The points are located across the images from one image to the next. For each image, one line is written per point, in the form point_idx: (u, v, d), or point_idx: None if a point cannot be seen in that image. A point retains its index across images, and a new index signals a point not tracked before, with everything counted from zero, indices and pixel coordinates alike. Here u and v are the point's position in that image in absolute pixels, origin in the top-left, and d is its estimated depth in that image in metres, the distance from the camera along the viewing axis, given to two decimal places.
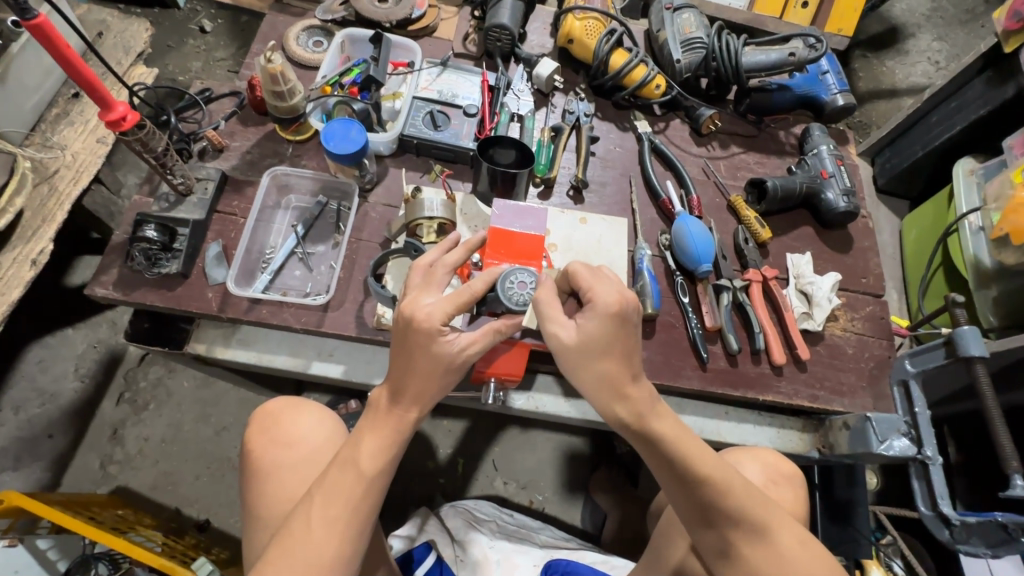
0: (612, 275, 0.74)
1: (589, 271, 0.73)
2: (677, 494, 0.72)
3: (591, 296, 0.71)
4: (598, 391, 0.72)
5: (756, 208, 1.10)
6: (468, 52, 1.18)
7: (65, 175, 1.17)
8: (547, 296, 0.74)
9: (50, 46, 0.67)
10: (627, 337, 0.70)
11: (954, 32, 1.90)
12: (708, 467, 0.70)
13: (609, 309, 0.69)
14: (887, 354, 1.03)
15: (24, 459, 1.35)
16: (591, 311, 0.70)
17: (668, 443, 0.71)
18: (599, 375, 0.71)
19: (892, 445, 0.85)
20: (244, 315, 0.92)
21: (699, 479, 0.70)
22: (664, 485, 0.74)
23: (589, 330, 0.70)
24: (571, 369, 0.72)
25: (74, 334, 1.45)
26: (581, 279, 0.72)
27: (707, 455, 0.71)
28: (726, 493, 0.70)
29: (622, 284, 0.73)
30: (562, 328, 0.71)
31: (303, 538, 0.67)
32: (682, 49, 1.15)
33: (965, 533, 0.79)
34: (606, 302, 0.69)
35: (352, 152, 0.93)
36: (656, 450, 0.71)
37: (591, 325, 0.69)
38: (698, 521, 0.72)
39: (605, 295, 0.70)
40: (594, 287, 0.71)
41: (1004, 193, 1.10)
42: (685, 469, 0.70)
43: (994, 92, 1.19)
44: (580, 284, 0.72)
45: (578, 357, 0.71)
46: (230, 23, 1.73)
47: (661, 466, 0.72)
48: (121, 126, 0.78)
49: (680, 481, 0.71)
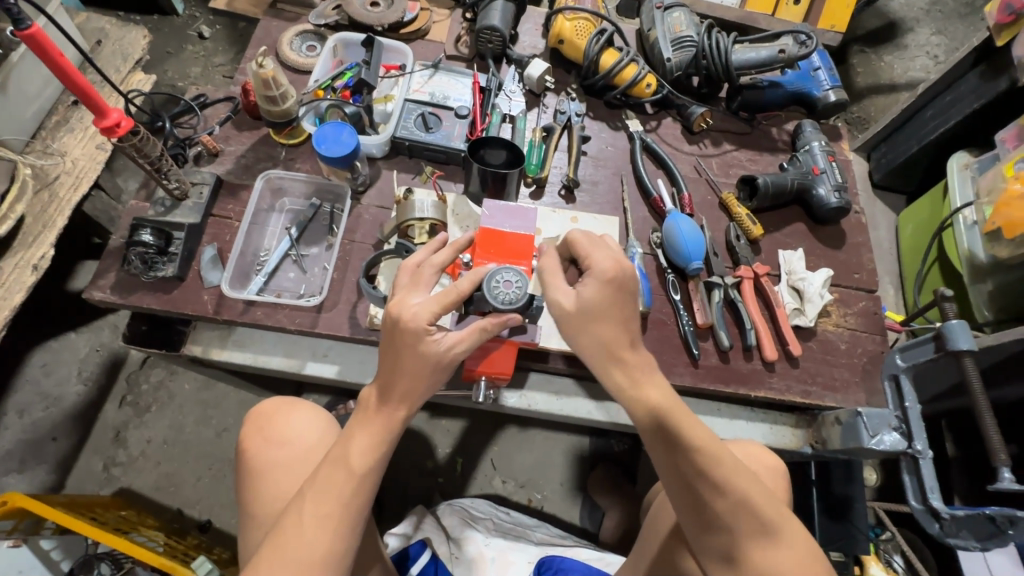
0: (611, 244, 0.77)
1: (587, 239, 0.75)
2: (681, 486, 0.71)
3: (590, 264, 0.73)
4: (596, 357, 0.73)
5: (748, 205, 1.10)
6: (460, 54, 1.19)
7: (66, 182, 1.19)
8: (551, 265, 0.77)
9: (44, 55, 0.68)
10: (625, 303, 0.73)
11: (953, 26, 1.89)
12: (705, 449, 0.70)
13: (606, 275, 0.72)
14: (880, 349, 1.03)
15: (29, 462, 1.37)
16: (590, 278, 0.73)
17: (666, 417, 0.71)
18: (597, 340, 0.73)
19: (882, 440, 0.85)
20: (239, 317, 0.93)
21: (699, 465, 0.70)
22: (664, 475, 0.73)
23: (587, 296, 0.72)
24: (571, 334, 0.74)
25: (77, 338, 1.47)
26: (578, 247, 0.75)
27: (704, 438, 0.71)
28: (730, 480, 0.69)
29: (621, 252, 0.76)
30: (563, 295, 0.74)
31: (293, 537, 0.68)
32: (672, 47, 1.16)
33: (954, 527, 0.80)
34: (603, 269, 0.72)
35: (344, 155, 0.95)
36: (666, 437, 0.71)
37: (590, 290, 0.72)
38: (698, 517, 0.71)
39: (603, 262, 0.73)
40: (591, 254, 0.73)
41: (997, 186, 1.10)
42: (684, 453, 0.70)
43: (987, 86, 1.19)
44: (578, 251, 0.75)
45: (577, 322, 0.73)
46: (229, 29, 1.76)
47: (670, 455, 0.71)
48: (115, 133, 0.79)
49: (680, 466, 0.71)
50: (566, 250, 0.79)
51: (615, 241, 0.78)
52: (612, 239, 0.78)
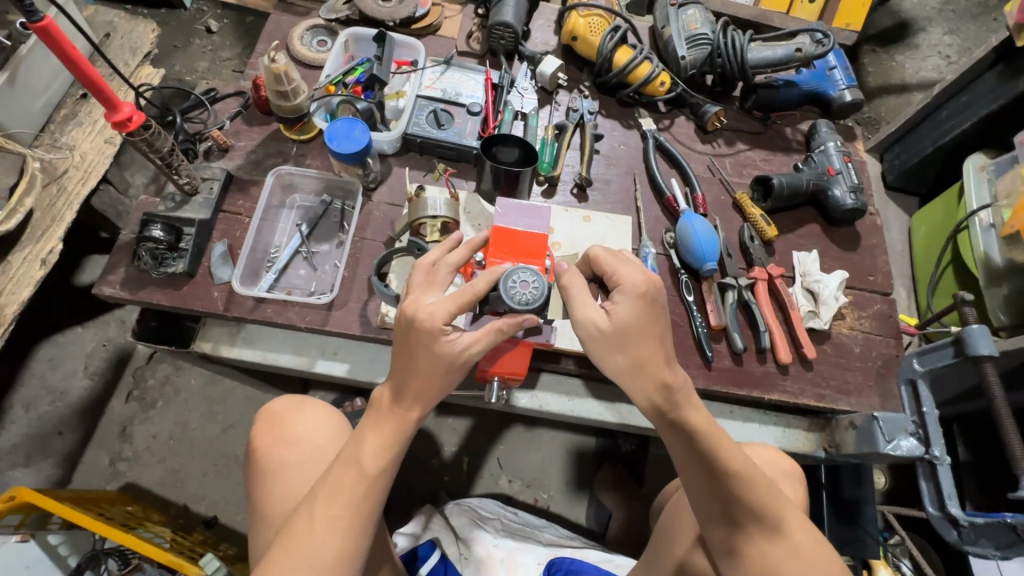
0: (633, 259, 0.77)
1: (612, 255, 0.75)
2: (699, 486, 0.72)
3: (619, 279, 0.73)
4: (631, 376, 0.72)
5: (762, 206, 1.09)
6: (472, 50, 1.18)
7: (74, 175, 1.18)
8: (577, 281, 0.74)
9: (57, 47, 0.67)
10: (658, 318, 0.72)
11: (965, 25, 1.87)
12: (733, 460, 0.70)
13: (638, 289, 0.72)
14: (895, 352, 1.02)
15: (35, 456, 1.37)
16: (622, 293, 0.72)
17: (698, 432, 0.71)
18: (633, 359, 0.71)
19: (899, 445, 0.83)
20: (249, 314, 0.92)
21: (726, 473, 0.69)
22: (685, 476, 0.73)
23: (622, 312, 0.71)
24: (603, 354, 0.72)
25: (84, 332, 1.46)
26: (606, 263, 0.74)
27: (732, 449, 0.71)
28: (746, 480, 0.70)
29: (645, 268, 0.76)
30: (595, 312, 0.72)
31: (305, 536, 0.67)
32: (687, 45, 1.14)
33: (973, 535, 0.80)
34: (634, 284, 0.72)
35: (356, 152, 0.94)
36: (686, 439, 0.71)
37: (624, 307, 0.71)
38: (714, 514, 0.71)
39: (633, 276, 0.72)
40: (621, 270, 0.73)
41: (1016, 189, 1.09)
42: (711, 458, 0.70)
43: (1005, 87, 1.18)
44: (605, 267, 0.74)
45: (612, 340, 0.71)
46: (236, 23, 1.74)
47: (688, 456, 0.72)
48: (127, 127, 0.78)
49: (706, 473, 0.70)
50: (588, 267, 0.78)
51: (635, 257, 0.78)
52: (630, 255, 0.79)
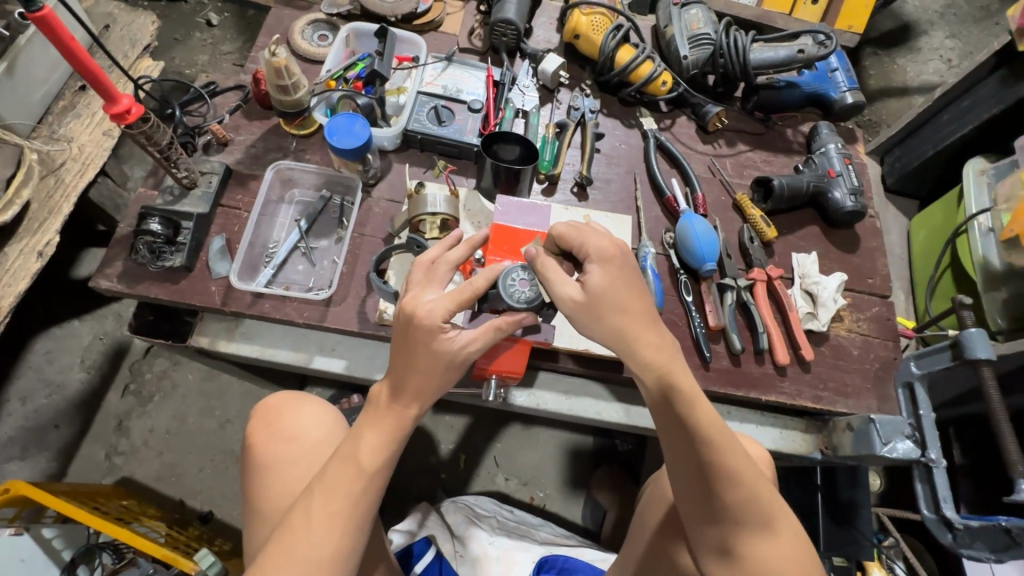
0: (597, 228, 0.77)
1: (574, 227, 0.75)
2: (688, 477, 0.69)
3: (587, 249, 0.73)
4: (619, 341, 0.72)
5: (762, 207, 1.09)
6: (473, 47, 1.18)
7: (72, 168, 1.17)
8: (547, 261, 0.74)
9: (57, 39, 0.66)
10: (633, 278, 0.73)
11: (967, 29, 1.87)
12: (719, 445, 0.67)
13: (607, 254, 0.72)
14: (892, 355, 1.02)
15: (31, 449, 1.36)
16: (593, 263, 0.72)
17: (686, 400, 0.69)
18: (618, 324, 0.71)
19: (895, 447, 0.84)
20: (247, 309, 0.92)
21: (711, 461, 0.67)
22: (672, 460, 0.70)
23: (597, 280, 0.71)
24: (589, 325, 0.72)
25: (81, 325, 1.46)
26: (570, 237, 0.74)
27: (719, 434, 0.68)
28: (737, 474, 0.66)
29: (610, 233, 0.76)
30: (570, 286, 0.73)
31: (301, 533, 0.67)
32: (690, 45, 1.14)
33: (968, 538, 0.80)
34: (601, 251, 0.72)
35: (356, 147, 0.93)
36: (675, 418, 0.69)
37: (598, 275, 0.71)
38: (699, 508, 0.68)
39: (599, 243, 0.73)
40: (586, 240, 0.73)
41: (1016, 193, 1.09)
42: (697, 442, 0.67)
43: (1006, 91, 1.18)
44: (570, 241, 0.75)
45: (594, 310, 0.71)
46: (237, 16, 1.73)
47: (677, 440, 0.69)
48: (126, 119, 0.78)
49: (692, 454, 0.68)
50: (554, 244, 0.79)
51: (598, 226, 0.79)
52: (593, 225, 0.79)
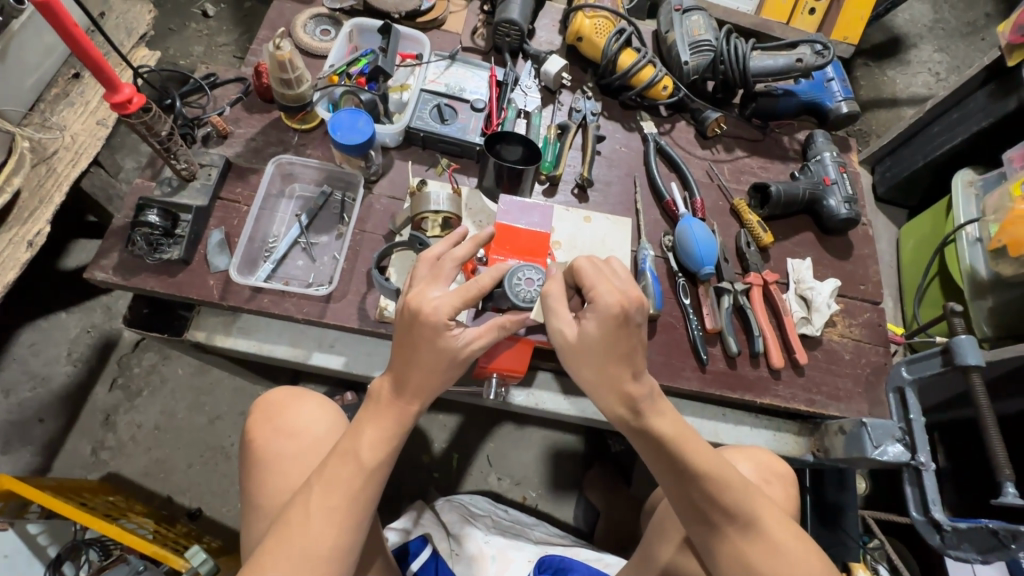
0: (618, 272, 0.73)
1: (595, 267, 0.72)
2: (675, 492, 0.73)
3: (594, 296, 0.70)
4: (600, 387, 0.73)
5: (758, 212, 1.10)
6: (476, 46, 1.18)
7: (64, 157, 1.15)
8: (556, 291, 0.75)
9: (60, 28, 0.64)
10: (629, 337, 0.70)
11: (955, 44, 1.92)
12: (706, 463, 0.71)
13: (610, 312, 0.69)
14: (883, 360, 1.04)
15: (14, 443, 1.33)
16: (592, 312, 0.70)
17: (665, 440, 0.72)
18: (600, 373, 0.72)
19: (886, 450, 0.86)
20: (246, 304, 0.91)
21: (696, 476, 0.71)
22: (661, 482, 0.74)
23: (589, 331, 0.70)
24: (573, 365, 0.74)
25: (68, 318, 1.43)
26: (585, 277, 0.71)
27: (703, 451, 0.72)
28: (722, 484, 0.71)
29: (629, 282, 0.72)
30: (567, 325, 0.73)
31: (300, 528, 0.66)
32: (690, 51, 1.15)
33: (955, 539, 0.82)
34: (606, 305, 0.69)
35: (360, 143, 0.93)
36: (655, 447, 0.73)
37: (592, 326, 0.70)
38: (691, 515, 0.73)
39: (608, 296, 0.69)
40: (595, 287, 0.70)
41: (1004, 205, 1.11)
42: (682, 462, 0.71)
43: (996, 105, 1.21)
44: (584, 282, 0.72)
45: (579, 354, 0.72)
46: (234, 8, 1.72)
47: (659, 462, 0.73)
48: (127, 109, 0.76)
49: (677, 477, 0.72)
50: (572, 276, 0.76)
51: (621, 269, 0.74)
52: (619, 265, 0.74)
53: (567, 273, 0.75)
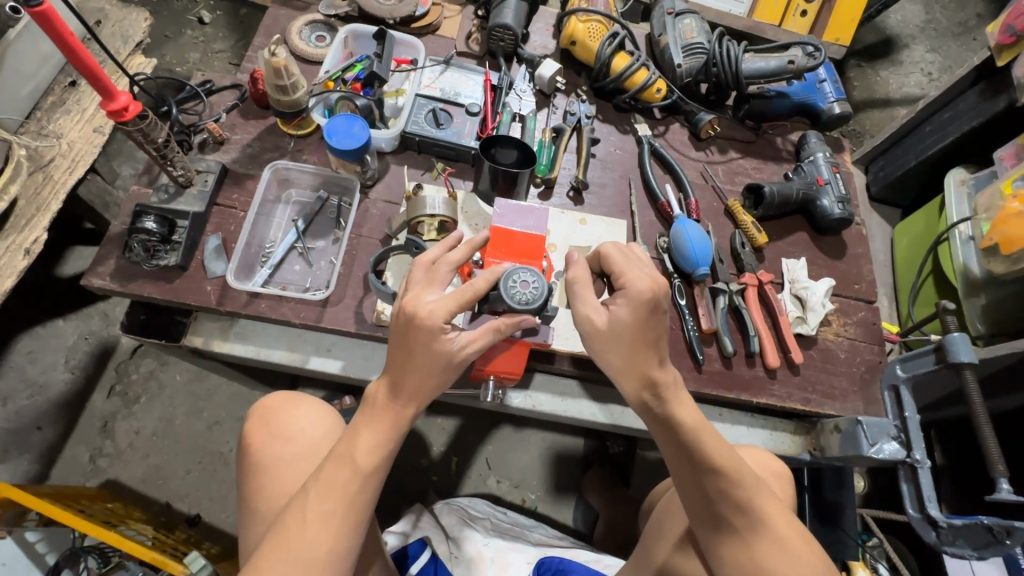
0: (642, 260, 0.75)
1: (622, 255, 0.74)
2: (688, 484, 0.73)
3: (625, 282, 0.71)
4: (626, 373, 0.73)
5: (753, 212, 1.11)
6: (471, 51, 1.19)
7: (61, 164, 1.16)
8: (582, 276, 0.75)
9: (55, 35, 0.64)
10: (657, 323, 0.71)
11: (946, 44, 1.93)
12: (722, 455, 0.72)
13: (642, 297, 0.70)
14: (877, 359, 1.05)
15: (12, 451, 1.34)
16: (624, 298, 0.71)
17: (685, 428, 0.72)
18: (628, 358, 0.72)
19: (881, 449, 0.86)
20: (243, 309, 0.92)
21: (712, 468, 0.71)
22: (675, 472, 0.75)
23: (621, 316, 0.71)
24: (599, 351, 0.74)
25: (65, 325, 1.43)
26: (614, 264, 0.73)
27: (720, 443, 0.73)
28: (736, 479, 0.71)
29: (655, 269, 0.74)
30: (596, 311, 0.73)
31: (296, 533, 0.66)
32: (683, 54, 1.16)
33: (951, 536, 0.82)
34: (638, 289, 0.70)
35: (355, 148, 0.93)
36: (674, 436, 0.73)
37: (624, 311, 0.71)
38: (700, 508, 0.73)
39: (639, 281, 0.71)
40: (627, 272, 0.72)
41: (995, 204, 1.12)
42: (700, 451, 0.72)
43: (986, 104, 1.21)
44: (613, 267, 0.73)
45: (608, 340, 0.72)
46: (229, 14, 1.72)
47: (676, 452, 0.73)
48: (122, 116, 0.76)
49: (693, 468, 0.72)
50: (596, 264, 0.77)
51: (645, 256, 0.76)
52: (642, 254, 0.77)
53: (594, 260, 0.77)
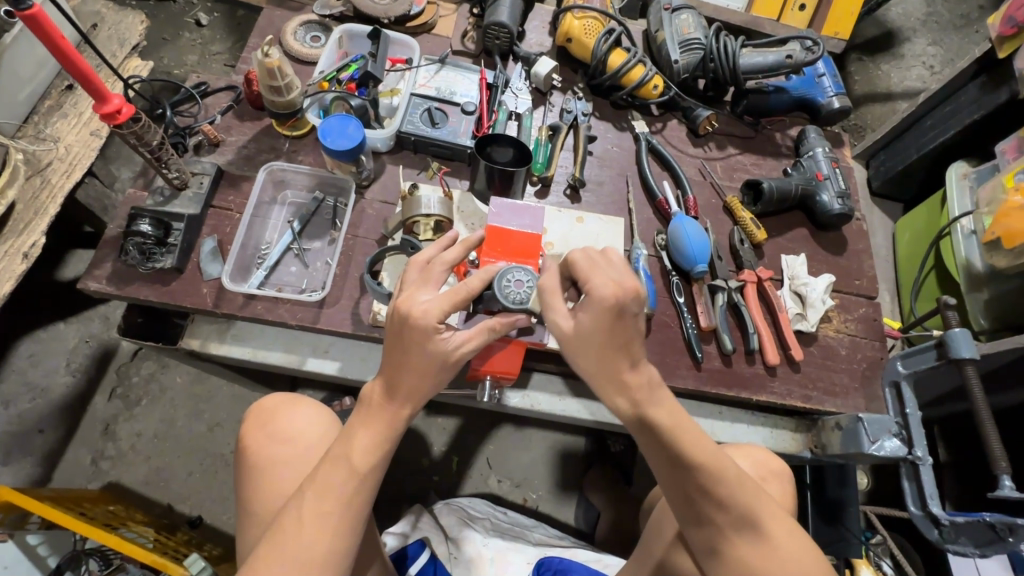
0: (613, 262, 0.72)
1: (587, 259, 0.71)
2: (672, 485, 0.72)
3: (588, 289, 0.69)
4: (602, 380, 0.72)
5: (751, 209, 1.10)
6: (466, 49, 1.18)
7: (58, 168, 1.16)
8: (551, 283, 0.75)
9: (45, 38, 0.64)
10: (625, 328, 0.69)
11: (948, 37, 1.91)
12: (702, 455, 0.70)
13: (604, 304, 0.68)
14: (879, 355, 1.04)
15: (14, 454, 1.34)
16: (588, 305, 0.69)
17: (663, 431, 0.71)
18: (600, 364, 0.71)
19: (883, 446, 0.85)
20: (239, 311, 0.92)
21: (692, 468, 0.70)
22: (658, 473, 0.74)
23: (585, 323, 0.70)
24: (572, 357, 0.73)
25: (66, 328, 1.44)
26: (578, 269, 0.71)
27: (702, 447, 0.71)
28: (718, 479, 0.70)
29: (625, 272, 0.70)
30: (562, 317, 0.73)
31: (292, 534, 0.66)
32: (680, 49, 1.15)
33: (953, 533, 0.81)
34: (601, 295, 0.68)
35: (349, 149, 0.93)
36: (652, 438, 0.72)
37: (588, 318, 0.69)
38: (688, 513, 0.73)
39: (602, 288, 0.68)
40: (590, 279, 0.69)
41: (997, 197, 1.11)
42: (679, 453, 0.70)
43: (988, 97, 1.20)
44: (578, 273, 0.71)
45: (578, 346, 0.72)
46: (227, 17, 1.72)
47: (657, 454, 0.72)
48: (116, 119, 0.76)
49: (674, 469, 0.71)
50: (567, 268, 0.75)
51: (617, 257, 0.73)
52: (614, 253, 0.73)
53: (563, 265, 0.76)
